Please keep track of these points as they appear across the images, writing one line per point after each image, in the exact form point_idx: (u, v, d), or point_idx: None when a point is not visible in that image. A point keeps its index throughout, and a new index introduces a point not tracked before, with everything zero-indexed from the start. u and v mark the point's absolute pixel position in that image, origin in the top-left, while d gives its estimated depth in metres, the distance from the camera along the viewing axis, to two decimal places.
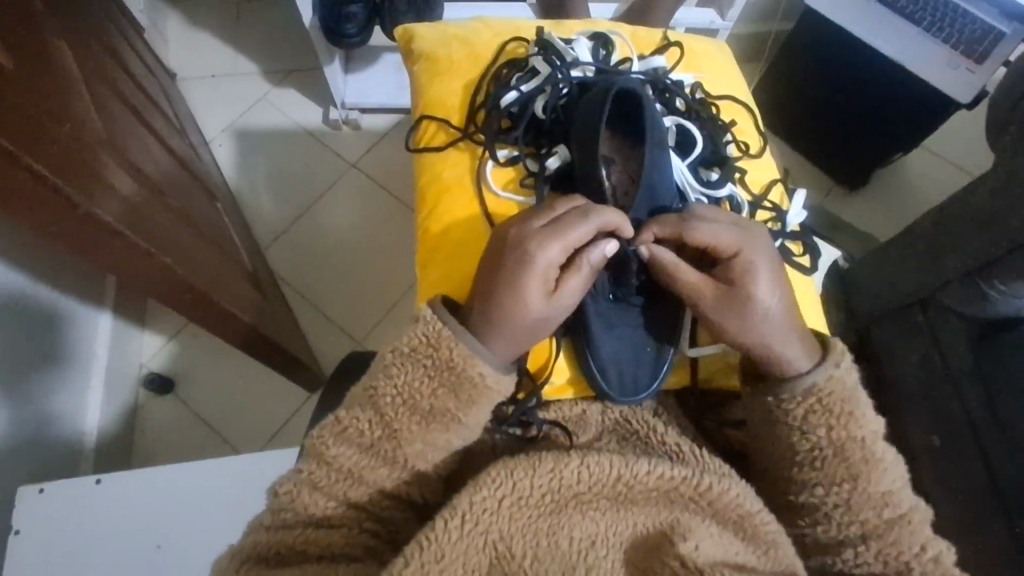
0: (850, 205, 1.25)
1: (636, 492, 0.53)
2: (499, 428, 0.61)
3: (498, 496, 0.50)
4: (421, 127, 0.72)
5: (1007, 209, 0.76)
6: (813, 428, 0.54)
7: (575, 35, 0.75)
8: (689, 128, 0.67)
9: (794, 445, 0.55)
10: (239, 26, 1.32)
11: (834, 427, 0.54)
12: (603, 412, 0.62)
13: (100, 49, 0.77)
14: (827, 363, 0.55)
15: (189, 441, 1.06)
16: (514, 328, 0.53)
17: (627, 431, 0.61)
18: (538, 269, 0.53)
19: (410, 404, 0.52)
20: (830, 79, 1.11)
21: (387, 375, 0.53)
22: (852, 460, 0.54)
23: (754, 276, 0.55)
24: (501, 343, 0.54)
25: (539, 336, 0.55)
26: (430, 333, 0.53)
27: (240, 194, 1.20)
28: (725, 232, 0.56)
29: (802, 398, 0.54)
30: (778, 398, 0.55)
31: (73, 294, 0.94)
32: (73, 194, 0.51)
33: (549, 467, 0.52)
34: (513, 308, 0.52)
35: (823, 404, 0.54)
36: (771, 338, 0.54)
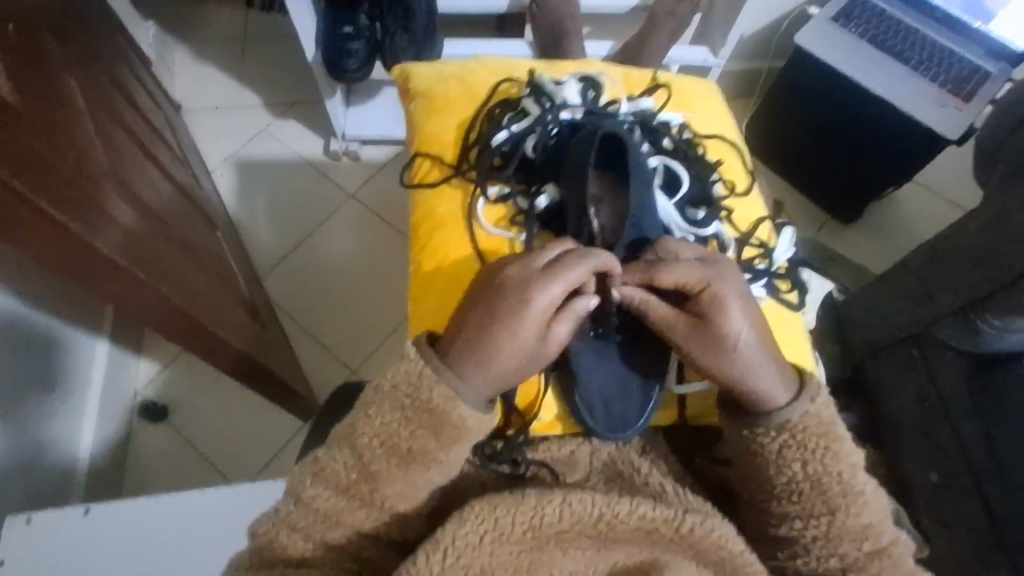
0: (844, 238, 1.26)
1: (618, 531, 0.52)
2: (488, 465, 0.60)
3: (480, 532, 0.49)
4: (415, 163, 0.73)
5: (997, 246, 0.77)
6: (789, 462, 0.55)
7: (566, 76, 0.77)
8: (675, 169, 0.69)
9: (772, 478, 0.56)
10: (245, 60, 1.36)
11: (810, 462, 0.54)
12: (591, 452, 0.62)
13: (108, 83, 0.79)
14: (802, 398, 0.55)
15: (181, 470, 1.06)
16: (501, 366, 0.53)
17: (615, 473, 0.60)
18: (537, 308, 0.54)
19: (389, 445, 0.52)
20: (821, 116, 1.13)
21: (367, 416, 0.53)
22: (829, 494, 0.54)
23: (723, 309, 0.55)
24: (483, 382, 0.53)
25: (527, 373, 0.56)
26: (412, 371, 0.53)
27: (241, 224, 1.21)
28: (689, 271, 0.56)
29: (777, 434, 0.55)
30: (754, 432, 0.56)
31: (72, 322, 0.95)
32: (74, 227, 0.52)
33: (532, 504, 0.51)
34: (505, 344, 0.53)
35: (798, 439, 0.54)
36: (747, 372, 0.55)
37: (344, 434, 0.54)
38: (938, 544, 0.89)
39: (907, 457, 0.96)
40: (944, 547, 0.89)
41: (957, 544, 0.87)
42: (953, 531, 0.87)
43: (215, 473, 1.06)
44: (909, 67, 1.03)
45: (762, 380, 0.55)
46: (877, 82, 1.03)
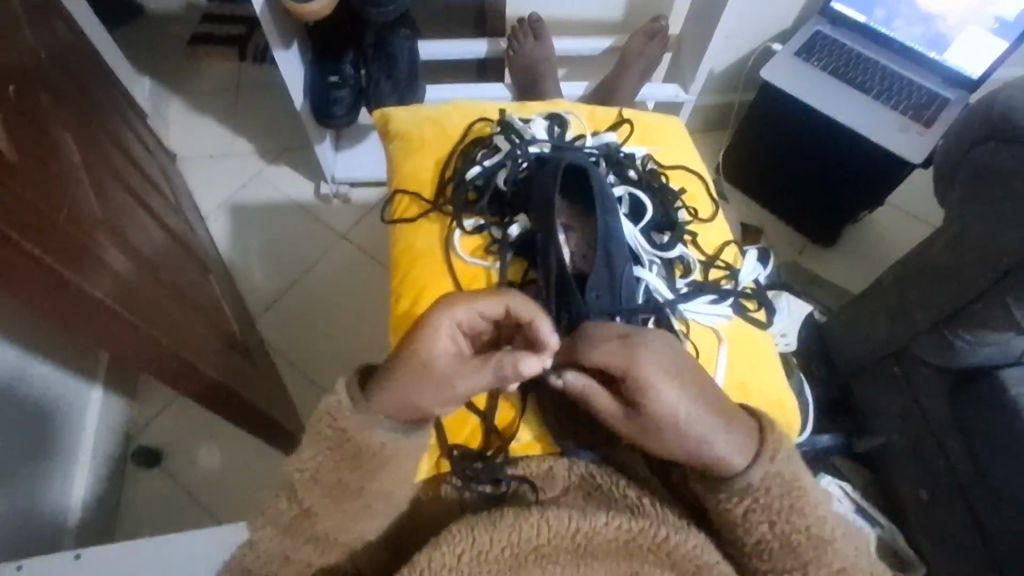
0: (824, 261, 1.29)
1: (596, 544, 0.54)
2: (469, 486, 0.62)
3: (458, 553, 0.51)
4: (395, 199, 0.77)
5: (962, 263, 0.79)
6: (756, 525, 0.55)
7: (534, 115, 0.81)
8: (640, 197, 0.72)
9: (743, 538, 0.57)
10: (237, 110, 1.41)
11: (776, 523, 0.55)
12: (569, 468, 0.63)
13: (104, 137, 0.83)
14: (762, 459, 0.55)
15: (174, 516, 1.05)
16: (400, 385, 0.51)
17: (591, 486, 0.61)
18: (441, 329, 0.52)
19: (325, 485, 0.54)
20: (791, 146, 1.18)
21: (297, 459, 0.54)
22: (798, 549, 0.54)
23: (663, 387, 0.52)
24: (388, 410, 0.53)
25: (425, 404, 0.52)
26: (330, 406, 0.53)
27: (233, 267, 1.24)
28: (614, 358, 0.53)
29: (740, 498, 0.55)
30: (721, 494, 0.56)
31: (67, 368, 0.96)
32: (67, 273, 0.54)
33: (510, 522, 0.53)
34: (404, 363, 0.51)
35: (761, 503, 0.55)
36: (696, 442, 0.53)
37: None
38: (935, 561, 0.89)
39: (898, 476, 0.96)
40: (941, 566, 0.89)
41: (954, 561, 0.87)
42: (947, 547, 0.88)
43: (209, 516, 1.05)
44: (871, 97, 1.08)
45: (719, 445, 0.54)
46: (843, 111, 1.07)
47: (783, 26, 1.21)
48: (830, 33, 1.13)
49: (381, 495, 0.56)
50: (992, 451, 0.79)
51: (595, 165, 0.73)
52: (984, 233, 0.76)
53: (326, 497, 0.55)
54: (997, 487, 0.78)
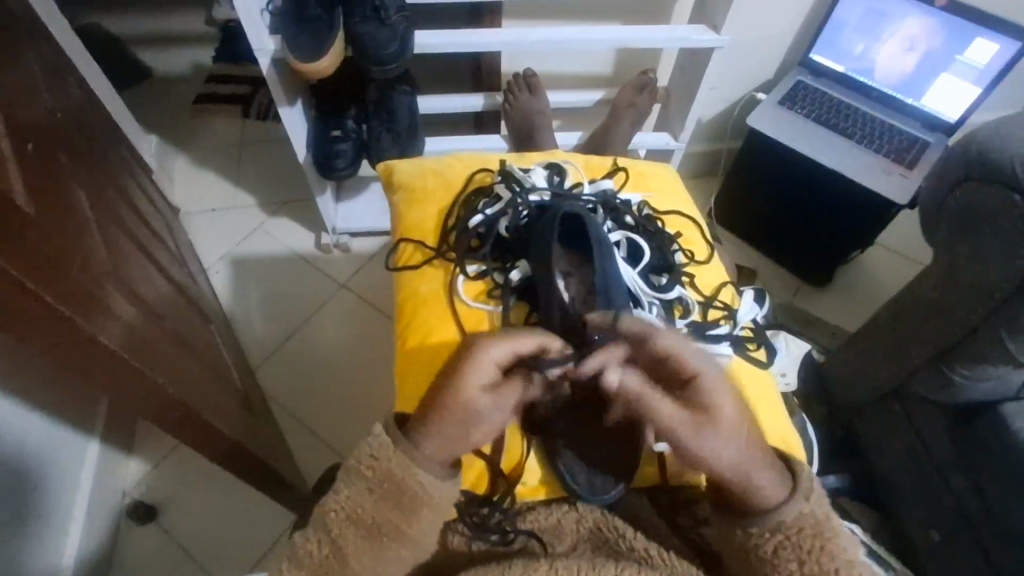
0: (817, 301, 1.30)
1: None
2: (477, 537, 0.62)
3: None
4: (400, 248, 0.79)
5: (953, 299, 0.81)
6: (784, 562, 0.54)
7: (533, 165, 0.84)
8: (637, 241, 0.74)
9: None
10: (241, 164, 1.44)
11: (806, 562, 0.53)
12: (578, 520, 0.63)
13: (114, 192, 0.85)
14: (796, 497, 0.54)
15: (167, 573, 1.02)
16: (444, 421, 0.53)
17: (600, 539, 0.62)
18: (481, 363, 0.53)
19: (354, 518, 0.54)
20: (780, 190, 1.22)
21: (335, 494, 0.55)
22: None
23: (713, 392, 0.52)
24: (434, 449, 0.54)
25: (473, 433, 0.53)
26: (374, 447, 0.54)
27: (233, 317, 1.24)
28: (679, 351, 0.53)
29: (771, 533, 0.54)
30: (750, 530, 0.55)
31: (68, 421, 0.96)
32: (83, 324, 0.54)
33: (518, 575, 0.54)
34: (451, 403, 0.52)
35: (792, 540, 0.53)
36: (746, 469, 0.52)
37: (344, 497, 0.55)
38: None
39: (908, 517, 0.95)
40: None
41: None
42: None
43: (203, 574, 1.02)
44: (854, 141, 1.12)
45: (759, 475, 0.53)
46: (830, 156, 1.11)
47: (766, 76, 1.27)
48: (811, 82, 1.19)
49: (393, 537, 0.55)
50: (997, 488, 0.79)
51: (593, 213, 0.75)
52: (970, 269, 0.78)
53: (344, 534, 0.54)
54: (1006, 526, 0.78)
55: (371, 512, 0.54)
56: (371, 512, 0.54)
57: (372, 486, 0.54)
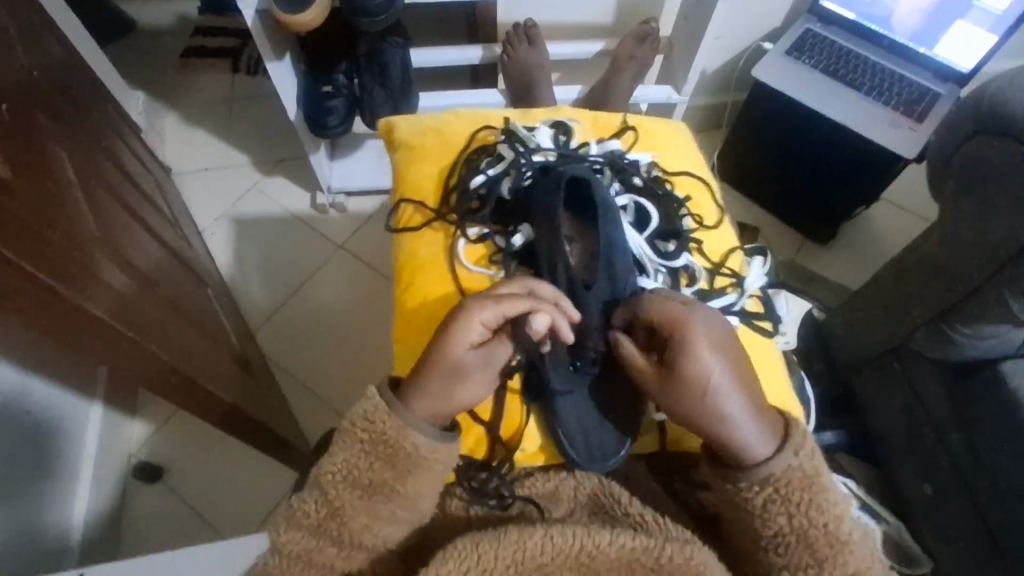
0: (820, 258, 1.29)
1: (599, 563, 0.54)
2: (476, 501, 0.63)
3: (461, 570, 0.52)
4: (399, 209, 0.77)
5: (955, 258, 0.80)
6: (773, 517, 0.55)
7: (538, 123, 0.82)
8: (644, 205, 0.73)
9: (759, 531, 0.56)
10: (232, 122, 1.41)
11: (795, 515, 0.54)
12: (576, 487, 0.64)
13: (100, 153, 0.83)
14: (785, 451, 0.55)
15: (175, 529, 1.05)
16: (434, 376, 0.55)
17: (596, 505, 0.62)
18: (470, 322, 0.57)
19: (350, 479, 0.55)
20: (786, 145, 1.18)
21: (331, 456, 0.56)
22: (815, 546, 0.54)
23: (691, 345, 0.56)
24: (425, 409, 0.56)
25: (461, 388, 0.56)
26: (368, 409, 0.55)
27: (230, 279, 1.24)
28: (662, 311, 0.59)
29: (760, 487, 0.55)
30: (740, 486, 0.56)
31: (69, 385, 0.96)
32: (68, 293, 0.54)
33: (513, 538, 0.54)
34: (439, 357, 0.55)
35: (781, 493, 0.55)
36: (707, 423, 0.55)
37: (340, 459, 0.55)
38: (942, 557, 0.89)
39: (902, 471, 0.96)
40: (946, 559, 0.89)
41: (958, 554, 0.87)
42: (954, 544, 0.87)
43: (210, 530, 1.05)
44: (863, 93, 1.08)
45: (741, 429, 0.54)
46: (836, 109, 1.07)
47: (774, 24, 1.22)
48: (819, 31, 1.14)
49: (390, 499, 0.56)
50: (993, 445, 0.79)
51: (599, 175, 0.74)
52: (976, 227, 0.76)
53: (339, 495, 0.55)
54: (1000, 482, 0.78)
55: (366, 474, 0.55)
56: (368, 473, 0.55)
57: (367, 447, 0.55)
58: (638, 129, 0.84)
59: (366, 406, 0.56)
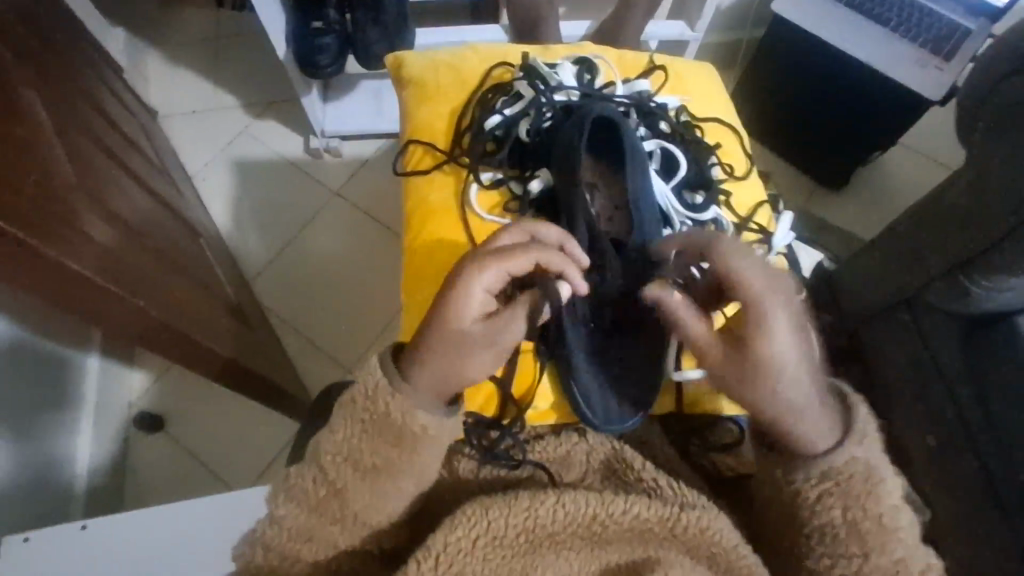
0: (833, 205, 1.25)
1: (611, 532, 0.55)
2: (484, 463, 0.61)
3: (472, 536, 0.52)
4: (407, 151, 0.73)
5: (979, 207, 0.77)
6: (826, 509, 0.53)
7: (560, 60, 0.77)
8: (673, 152, 0.70)
9: (805, 520, 0.54)
10: (219, 61, 1.34)
11: (850, 508, 0.52)
12: (589, 451, 0.63)
13: (78, 95, 0.78)
14: (849, 442, 0.53)
15: (179, 478, 1.05)
16: (442, 348, 0.52)
17: (610, 469, 0.62)
18: (474, 288, 0.53)
19: (353, 460, 0.52)
20: (803, 85, 1.12)
21: (330, 437, 0.53)
22: (865, 537, 0.51)
23: (771, 326, 0.52)
24: (431, 386, 0.53)
25: (473, 359, 0.53)
26: (368, 386, 0.52)
27: (224, 226, 1.20)
28: (750, 273, 0.52)
29: (818, 481, 0.53)
30: (792, 477, 0.54)
31: (60, 337, 0.94)
32: (41, 246, 0.51)
33: (524, 506, 0.54)
34: (443, 328, 0.52)
35: (840, 487, 0.52)
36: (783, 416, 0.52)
37: (341, 438, 0.52)
38: (937, 504, 0.90)
39: (904, 422, 0.95)
40: (941, 509, 0.89)
41: (955, 504, 0.87)
42: (952, 493, 0.87)
43: (214, 479, 1.06)
44: (888, 29, 1.02)
45: (808, 418, 0.52)
46: (857, 46, 1.02)
47: None
48: None
49: (392, 474, 0.53)
50: (1001, 398, 0.78)
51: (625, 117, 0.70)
52: (1007, 174, 0.73)
53: (339, 473, 0.52)
54: (1006, 434, 0.77)
55: (371, 455, 0.52)
56: (371, 455, 0.52)
57: (369, 427, 0.52)
58: (668, 70, 0.78)
59: (367, 384, 0.52)
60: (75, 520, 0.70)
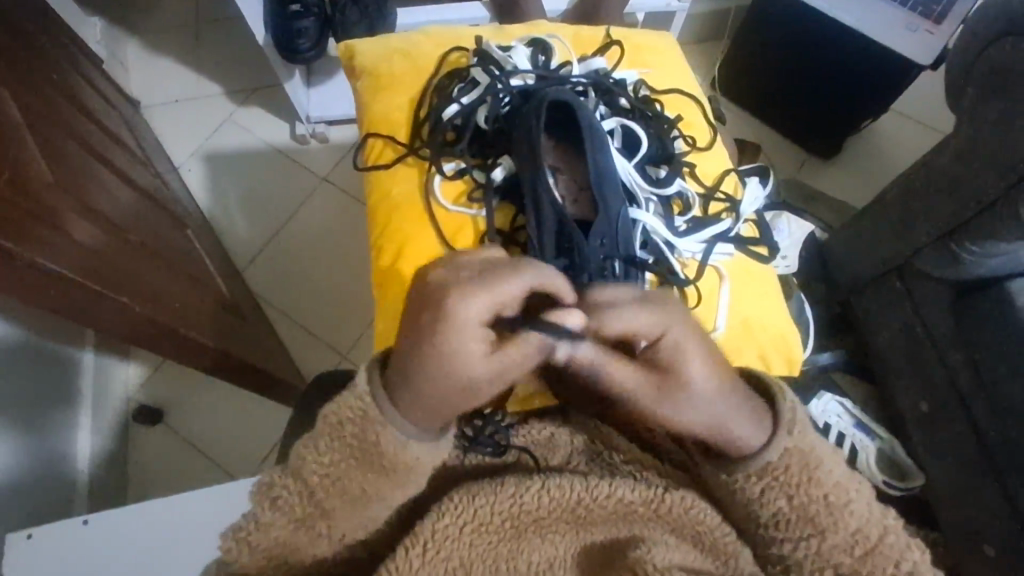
0: (823, 174, 1.24)
1: (596, 514, 0.56)
2: (466, 454, 0.62)
3: (459, 523, 0.53)
4: (368, 145, 0.72)
5: (968, 172, 0.76)
6: (772, 500, 0.52)
7: (513, 42, 0.75)
8: (633, 129, 0.68)
9: (757, 512, 0.53)
10: (199, 48, 1.31)
11: (794, 496, 0.51)
12: (572, 433, 0.63)
13: (54, 90, 0.77)
14: (779, 435, 0.51)
15: (182, 469, 1.06)
16: (438, 397, 0.46)
17: (595, 450, 0.62)
18: (468, 335, 0.44)
19: (338, 483, 0.51)
20: (793, 51, 1.10)
21: (316, 455, 0.51)
22: (816, 517, 0.51)
23: (682, 355, 0.47)
24: (422, 417, 0.49)
25: (475, 399, 0.47)
26: (351, 408, 0.50)
27: (213, 218, 1.19)
28: (644, 315, 0.46)
29: (759, 477, 0.52)
30: (731, 474, 0.53)
31: (51, 335, 0.95)
32: (15, 249, 0.51)
33: (511, 493, 0.55)
34: (444, 383, 0.45)
35: (779, 481, 0.51)
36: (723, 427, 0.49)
37: (329, 462, 0.50)
38: (932, 470, 0.90)
39: (899, 390, 0.96)
40: (936, 473, 0.90)
41: (949, 468, 0.87)
42: (946, 458, 0.88)
43: (215, 467, 1.06)
44: None
45: (741, 427, 0.50)
46: (847, 11, 1.00)
47: None
48: None
49: (420, 468, 0.53)
50: (992, 362, 0.78)
51: (582, 98, 0.69)
52: (994, 138, 0.72)
53: (326, 497, 0.51)
54: (998, 398, 0.78)
55: (358, 483, 0.51)
56: (355, 480, 0.51)
57: (357, 455, 0.50)
58: (625, 43, 0.77)
59: (352, 409, 0.50)
60: (76, 517, 0.71)
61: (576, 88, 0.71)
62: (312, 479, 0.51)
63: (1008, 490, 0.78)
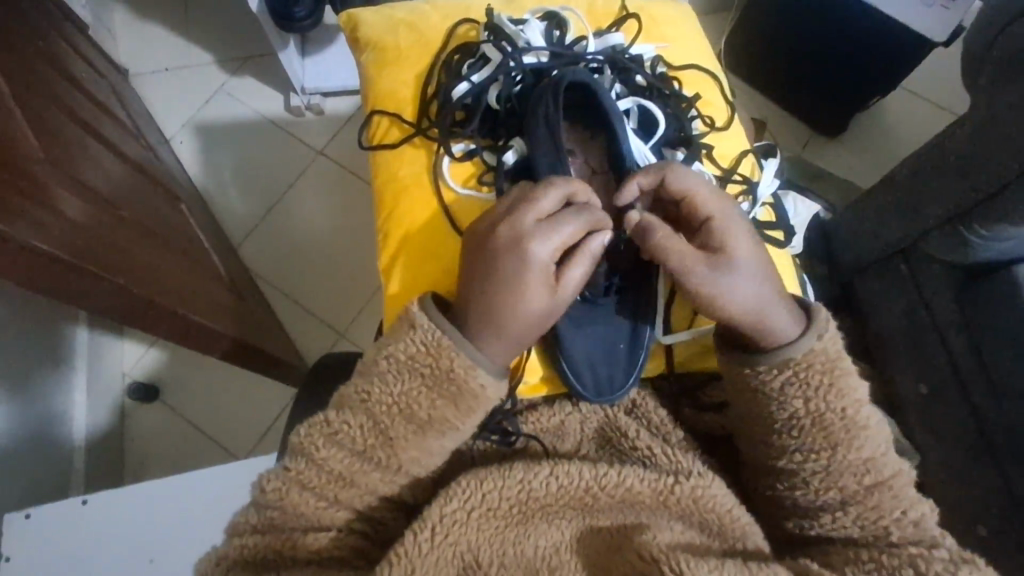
0: (829, 153, 1.22)
1: (602, 501, 0.56)
2: (478, 437, 0.62)
3: (467, 508, 0.54)
4: (373, 122, 0.70)
5: (980, 156, 0.74)
6: (790, 400, 0.55)
7: (526, 14, 0.73)
8: (650, 109, 0.66)
9: (773, 414, 0.56)
10: (189, 13, 1.26)
11: (812, 399, 0.54)
12: (582, 421, 0.63)
13: (38, 58, 0.74)
14: (809, 335, 0.55)
15: (181, 446, 1.06)
16: (520, 331, 0.54)
17: (606, 438, 0.62)
18: (539, 265, 0.53)
19: (406, 412, 0.53)
20: (804, 24, 1.07)
21: (383, 382, 0.54)
22: (831, 429, 0.54)
23: (735, 232, 0.56)
24: (501, 352, 0.54)
25: (546, 327, 0.56)
26: (430, 341, 0.53)
27: (206, 192, 1.16)
28: (704, 190, 0.57)
29: (780, 370, 0.55)
30: (757, 370, 0.55)
31: (45, 311, 0.93)
32: (6, 230, 0.49)
33: (518, 478, 0.55)
34: (524, 315, 0.53)
35: (800, 377, 0.54)
36: (765, 306, 0.54)
37: (398, 392, 0.54)
38: (930, 451, 0.90)
39: (897, 372, 0.95)
40: (931, 455, 0.90)
41: (945, 449, 0.88)
42: (942, 440, 0.88)
43: (213, 444, 1.06)
44: None
45: (774, 311, 0.55)
46: None
47: None
48: None
49: (415, 405, 0.53)
50: (996, 347, 0.77)
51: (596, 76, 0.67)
52: (1012, 121, 0.70)
53: (394, 425, 0.53)
54: (999, 382, 0.78)
55: (427, 409, 0.53)
56: (428, 408, 0.53)
57: (430, 382, 0.53)
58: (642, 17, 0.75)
59: (424, 337, 0.54)
60: (70, 499, 0.70)
61: (591, 65, 0.68)
62: (379, 409, 0.54)
63: (1002, 472, 0.79)
